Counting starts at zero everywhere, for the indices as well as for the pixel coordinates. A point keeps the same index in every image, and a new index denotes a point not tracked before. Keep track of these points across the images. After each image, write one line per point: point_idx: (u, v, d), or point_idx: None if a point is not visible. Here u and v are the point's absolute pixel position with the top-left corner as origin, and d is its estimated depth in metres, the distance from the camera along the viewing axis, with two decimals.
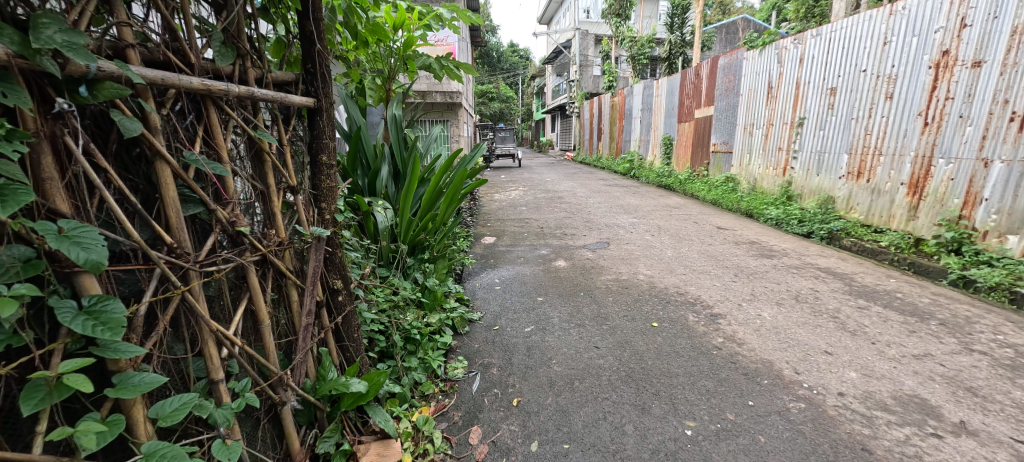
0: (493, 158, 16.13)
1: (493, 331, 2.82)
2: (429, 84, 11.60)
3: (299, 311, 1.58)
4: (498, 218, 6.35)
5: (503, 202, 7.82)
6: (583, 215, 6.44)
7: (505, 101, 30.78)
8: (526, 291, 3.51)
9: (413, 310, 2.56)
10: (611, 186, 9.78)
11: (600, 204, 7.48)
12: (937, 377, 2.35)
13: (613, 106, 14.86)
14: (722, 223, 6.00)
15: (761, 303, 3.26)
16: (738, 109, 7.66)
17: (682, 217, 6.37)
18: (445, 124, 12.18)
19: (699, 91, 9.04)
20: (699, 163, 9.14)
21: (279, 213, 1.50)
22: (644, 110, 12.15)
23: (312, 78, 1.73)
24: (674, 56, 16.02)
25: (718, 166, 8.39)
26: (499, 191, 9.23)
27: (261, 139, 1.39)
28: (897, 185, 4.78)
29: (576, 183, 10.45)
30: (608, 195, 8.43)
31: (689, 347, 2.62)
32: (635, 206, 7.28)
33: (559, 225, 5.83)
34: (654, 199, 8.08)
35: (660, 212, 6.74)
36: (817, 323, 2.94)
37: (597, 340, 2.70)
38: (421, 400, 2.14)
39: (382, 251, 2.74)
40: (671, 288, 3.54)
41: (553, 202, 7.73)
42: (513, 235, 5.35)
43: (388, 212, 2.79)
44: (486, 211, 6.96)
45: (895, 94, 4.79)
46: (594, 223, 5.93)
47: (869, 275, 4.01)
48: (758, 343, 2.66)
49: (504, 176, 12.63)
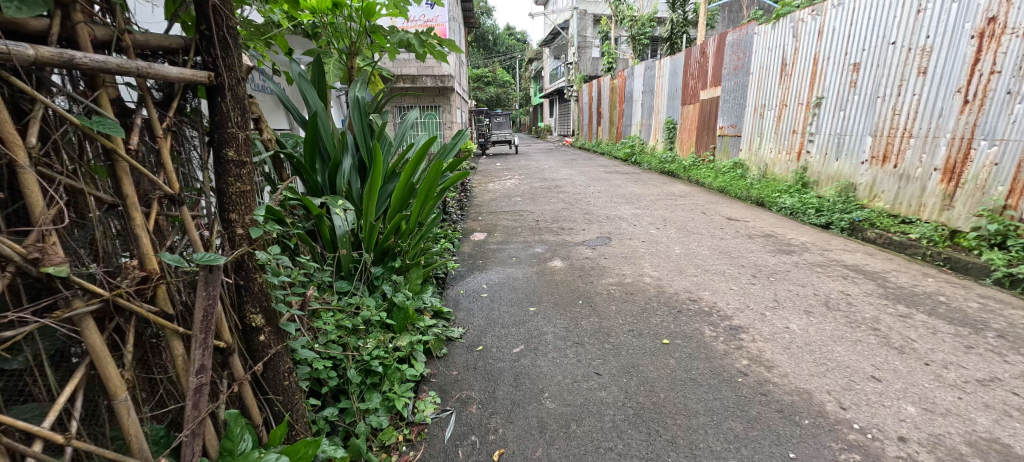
0: (489, 145, 15.63)
1: (476, 353, 2.39)
2: (419, 68, 11.13)
3: (185, 369, 1.14)
4: (491, 211, 5.90)
5: (497, 192, 7.38)
6: (582, 206, 5.99)
7: (503, 86, 30.10)
8: (516, 300, 3.06)
9: (377, 333, 2.12)
10: (612, 173, 9.29)
11: (600, 193, 7.04)
12: (1013, 412, 1.90)
13: (614, 89, 14.27)
14: (732, 213, 5.55)
15: (787, 311, 2.82)
16: (748, 89, 7.16)
17: (688, 207, 5.92)
18: (437, 110, 11.72)
19: (706, 71, 8.50)
20: (704, 148, 8.65)
21: (147, 235, 1.05)
22: (646, 92, 11.58)
23: (207, 43, 1.26)
24: (675, 36, 15.38)
25: (725, 151, 7.91)
26: (494, 180, 8.78)
27: (99, 129, 0.94)
28: (930, 171, 4.32)
29: (574, 170, 9.96)
30: (609, 183, 7.97)
31: (708, 372, 2.18)
32: (638, 195, 6.83)
33: (556, 217, 5.38)
34: (657, 186, 7.62)
35: (665, 202, 6.28)
36: (856, 338, 2.50)
37: (597, 365, 2.26)
38: (379, 454, 1.71)
39: (342, 262, 2.32)
40: (682, 294, 3.09)
41: (551, 191, 7.29)
42: (505, 231, 4.91)
43: (349, 213, 2.37)
44: (479, 203, 6.52)
45: (929, 69, 4.32)
46: (594, 215, 5.48)
47: (903, 273, 3.55)
48: (791, 366, 2.22)
49: (501, 163, 12.17)
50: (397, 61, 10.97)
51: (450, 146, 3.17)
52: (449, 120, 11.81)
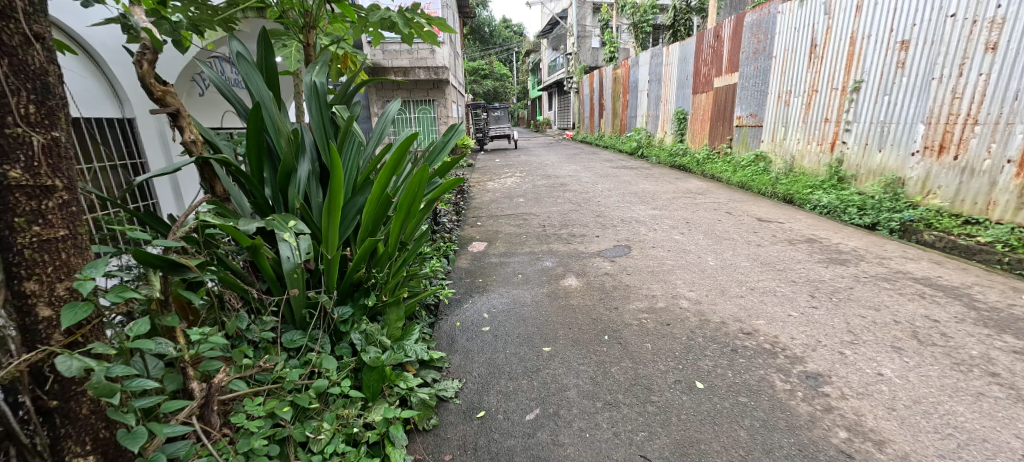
0: (487, 140, 14.98)
1: (477, 424, 1.79)
2: (411, 59, 10.39)
3: None
4: (491, 215, 5.30)
5: (498, 193, 6.77)
6: (593, 208, 5.38)
7: (500, 79, 29.37)
8: (525, 336, 2.45)
9: (336, 411, 1.53)
10: (620, 169, 8.67)
11: (610, 191, 6.43)
12: None
13: (617, 79, 13.61)
14: (762, 213, 4.94)
15: (872, 348, 2.22)
16: (771, 74, 6.53)
17: (710, 207, 5.31)
18: (432, 104, 11.09)
19: (721, 56, 7.85)
20: (719, 140, 8.03)
21: None
22: (653, 81, 10.92)
23: None
24: (679, 23, 14.69)
25: (743, 142, 7.29)
26: (494, 179, 8.17)
27: None
28: (1002, 163, 3.70)
29: (578, 165, 9.35)
30: (618, 180, 7.35)
31: (797, 454, 1.58)
32: (652, 193, 6.22)
33: (564, 222, 4.77)
34: (671, 182, 7.00)
35: (683, 201, 5.68)
36: (977, 391, 1.89)
37: (641, 443, 1.65)
38: None
39: (292, 306, 1.74)
40: (731, 324, 2.49)
41: (556, 190, 6.67)
42: (508, 239, 4.29)
43: (305, 237, 1.78)
44: (477, 205, 5.90)
45: (1001, 43, 3.70)
46: (607, 218, 4.86)
47: (989, 288, 2.94)
48: (908, 441, 1.62)
49: (500, 160, 11.55)
50: (387, 52, 10.32)
51: (439, 144, 2.55)
52: (444, 114, 11.19)
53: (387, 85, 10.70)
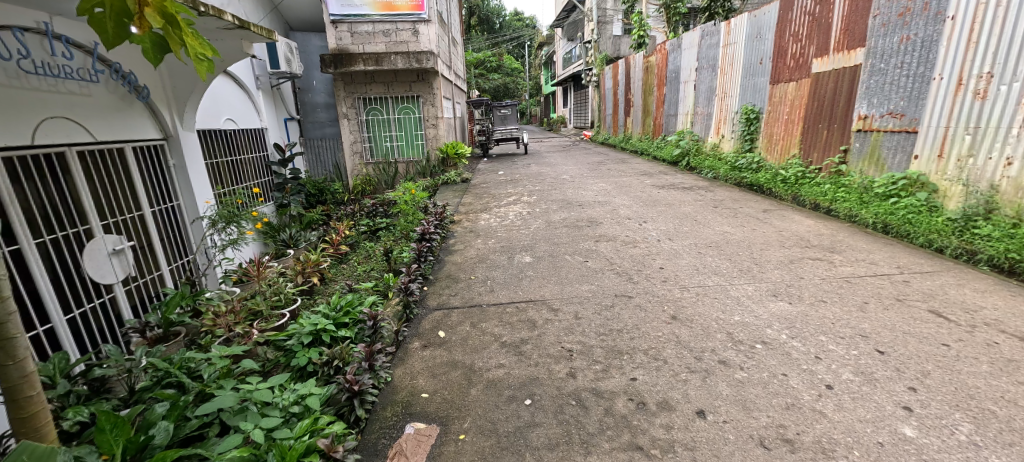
0: (492, 144, 12.59)
1: None
2: (389, 43, 8.17)
3: None
4: (470, 305, 2.91)
5: (492, 238, 4.37)
6: (656, 292, 2.92)
7: (510, 74, 27.01)
8: None
9: None
10: (671, 190, 6.16)
11: (673, 241, 3.95)
12: None
13: (650, 68, 10.99)
14: (1014, 323, 2.42)
15: None
16: (937, 50, 4.02)
17: (879, 291, 2.84)
18: (415, 101, 8.73)
19: (825, 26, 5.32)
20: (815, 151, 5.54)
21: None
22: (704, 68, 8.31)
23: None
24: (720, 4, 12.06)
25: (871, 157, 4.74)
26: (491, 206, 5.77)
27: None
28: None
29: (609, 183, 6.91)
30: (675, 213, 4.90)
31: None
32: (747, 246, 3.73)
33: (612, 345, 2.32)
34: (761, 220, 4.52)
35: (815, 271, 3.19)
36: None
37: None
38: None
39: None
40: None
41: (582, 236, 4.24)
42: (492, 418, 1.84)
43: None
44: (452, 272, 3.51)
45: None
46: (699, 334, 2.38)
47: None
48: None
49: (506, 172, 9.16)
50: (357, 35, 8.03)
51: None
52: (432, 114, 8.81)
53: (357, 77, 8.34)
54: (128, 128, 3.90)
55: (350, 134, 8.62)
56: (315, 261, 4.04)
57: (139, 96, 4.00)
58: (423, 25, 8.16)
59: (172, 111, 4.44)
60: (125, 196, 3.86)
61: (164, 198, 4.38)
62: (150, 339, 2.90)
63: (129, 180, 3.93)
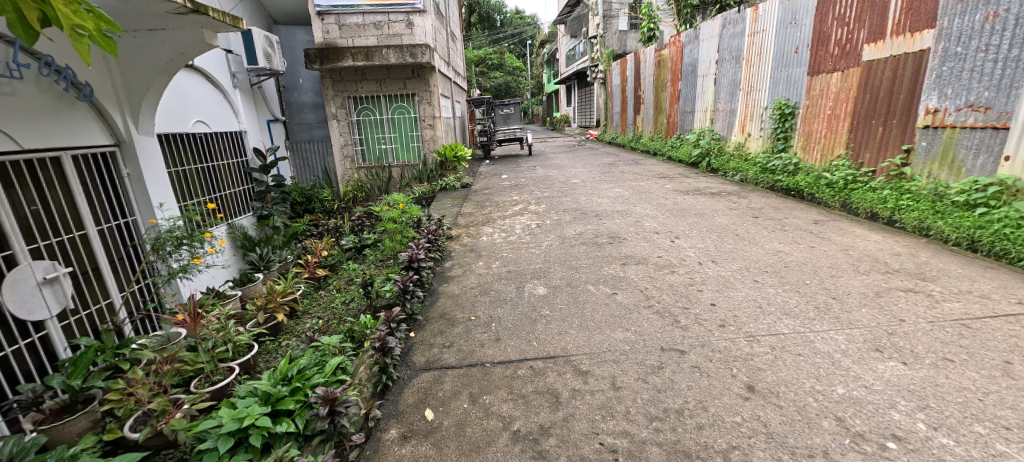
0: (494, 145, 11.86)
1: None
2: (381, 37, 7.46)
3: None
4: (469, 364, 2.20)
5: (496, 260, 3.66)
6: (715, 344, 2.21)
7: (512, 73, 26.29)
8: None
9: None
10: (698, 197, 5.45)
11: (718, 264, 3.24)
12: None
13: (663, 62, 10.25)
14: None
15: None
16: None
17: (1018, 343, 2.11)
18: (410, 100, 8.01)
19: (880, 6, 4.59)
20: (867, 152, 4.81)
21: None
22: (726, 59, 7.58)
23: None
24: None
25: (943, 158, 4.00)
26: (494, 217, 5.06)
27: None
28: None
29: (626, 188, 6.20)
30: (711, 226, 4.18)
31: None
32: (812, 272, 3.01)
33: (673, 442, 1.60)
34: (817, 234, 3.80)
35: (915, 310, 2.46)
36: None
37: None
38: None
39: None
40: None
41: (604, 258, 3.52)
42: None
43: None
44: (447, 309, 2.80)
45: None
46: (796, 422, 1.66)
47: None
48: None
49: (509, 175, 8.44)
50: (345, 28, 7.33)
51: None
52: (429, 114, 8.09)
53: (346, 74, 7.64)
54: (64, 132, 3.04)
55: (340, 136, 7.92)
56: (281, 292, 3.31)
57: (80, 95, 3.13)
58: (418, 16, 7.45)
59: (123, 112, 3.53)
60: (56, 211, 2.98)
61: (116, 213, 3.48)
62: (49, 411, 2.24)
63: (65, 190, 3.06)
